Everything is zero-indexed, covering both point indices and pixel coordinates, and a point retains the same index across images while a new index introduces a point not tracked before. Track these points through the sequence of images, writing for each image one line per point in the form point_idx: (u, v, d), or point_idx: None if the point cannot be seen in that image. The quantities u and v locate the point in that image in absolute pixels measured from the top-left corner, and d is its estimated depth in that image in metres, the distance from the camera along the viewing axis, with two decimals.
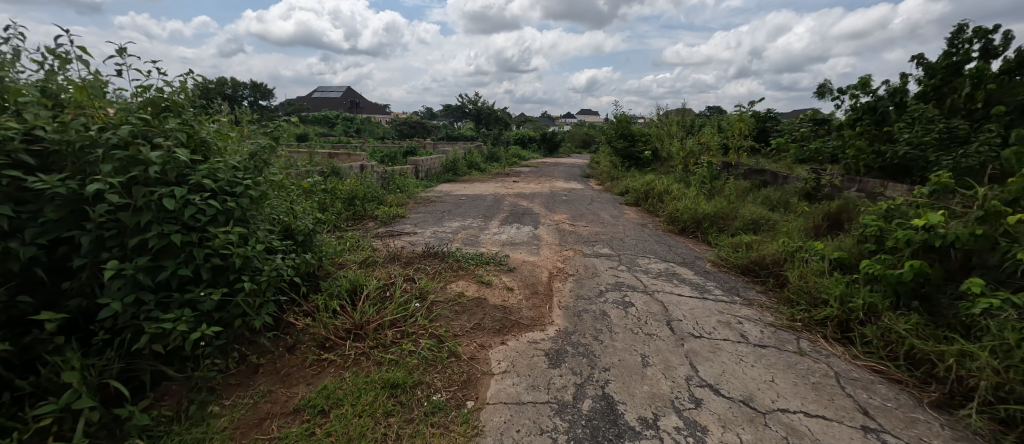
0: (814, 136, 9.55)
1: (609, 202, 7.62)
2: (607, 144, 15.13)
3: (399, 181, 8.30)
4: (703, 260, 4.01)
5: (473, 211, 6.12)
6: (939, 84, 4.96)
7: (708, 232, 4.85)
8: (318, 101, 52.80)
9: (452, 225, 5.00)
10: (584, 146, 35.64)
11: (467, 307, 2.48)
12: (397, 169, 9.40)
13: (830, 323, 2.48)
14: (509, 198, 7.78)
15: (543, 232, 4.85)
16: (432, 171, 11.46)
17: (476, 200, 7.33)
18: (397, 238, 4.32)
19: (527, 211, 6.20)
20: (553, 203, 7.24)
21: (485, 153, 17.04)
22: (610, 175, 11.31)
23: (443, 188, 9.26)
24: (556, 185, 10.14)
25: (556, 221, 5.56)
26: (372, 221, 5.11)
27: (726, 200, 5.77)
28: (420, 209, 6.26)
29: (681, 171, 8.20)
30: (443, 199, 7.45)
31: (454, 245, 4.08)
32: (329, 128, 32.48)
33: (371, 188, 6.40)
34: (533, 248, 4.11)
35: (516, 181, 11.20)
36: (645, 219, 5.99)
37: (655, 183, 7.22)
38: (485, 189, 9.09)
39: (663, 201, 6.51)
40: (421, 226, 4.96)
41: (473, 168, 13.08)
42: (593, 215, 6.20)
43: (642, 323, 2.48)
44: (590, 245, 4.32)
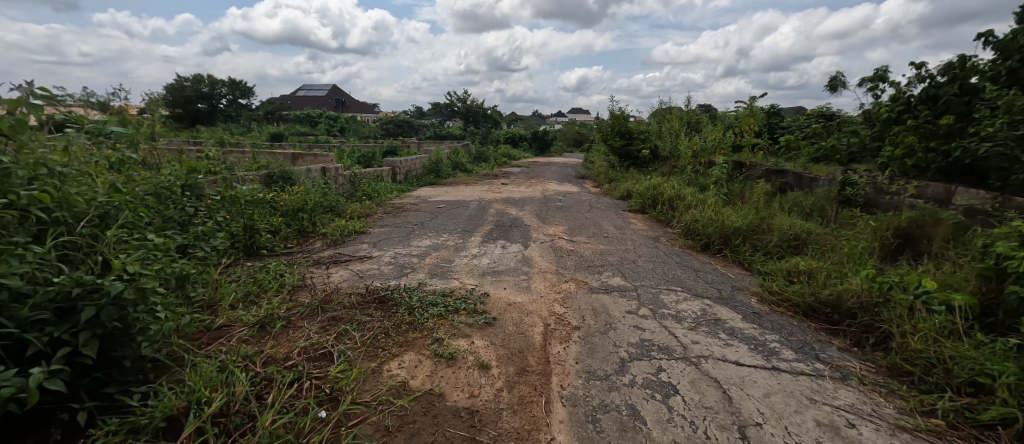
0: (829, 132, 8.73)
1: (610, 209, 6.65)
2: (602, 142, 14.20)
3: (369, 186, 7.24)
4: (746, 294, 3.04)
5: (450, 224, 5.08)
6: (1016, 67, 4.08)
7: (738, 250, 3.92)
8: (301, 100, 51.16)
9: (420, 245, 3.97)
10: (576, 144, 34.81)
11: (408, 416, 1.47)
12: (369, 172, 8.32)
13: (1005, 432, 1.52)
14: (495, 204, 6.77)
15: (534, 253, 3.87)
16: (412, 173, 10.38)
17: (457, 209, 6.28)
18: (343, 267, 3.29)
19: (516, 223, 5.20)
20: (546, 211, 6.23)
21: (472, 153, 15.97)
22: (607, 176, 10.37)
23: (421, 192, 8.20)
24: (548, 188, 9.13)
25: (550, 236, 4.57)
26: (319, 240, 4.08)
27: (751, 208, 4.87)
28: (387, 221, 5.20)
29: (690, 172, 7.28)
30: (418, 206, 6.43)
31: (416, 278, 3.05)
32: (311, 128, 31.13)
33: (328, 197, 5.32)
34: (521, 280, 3.09)
35: (505, 183, 10.21)
36: (655, 231, 5.04)
37: (662, 187, 6.28)
38: (468, 193, 8.09)
39: (674, 208, 5.59)
40: (381, 247, 3.91)
41: (458, 170, 12.03)
42: (594, 226, 5.23)
43: (704, 438, 1.49)
44: (596, 273, 3.32)
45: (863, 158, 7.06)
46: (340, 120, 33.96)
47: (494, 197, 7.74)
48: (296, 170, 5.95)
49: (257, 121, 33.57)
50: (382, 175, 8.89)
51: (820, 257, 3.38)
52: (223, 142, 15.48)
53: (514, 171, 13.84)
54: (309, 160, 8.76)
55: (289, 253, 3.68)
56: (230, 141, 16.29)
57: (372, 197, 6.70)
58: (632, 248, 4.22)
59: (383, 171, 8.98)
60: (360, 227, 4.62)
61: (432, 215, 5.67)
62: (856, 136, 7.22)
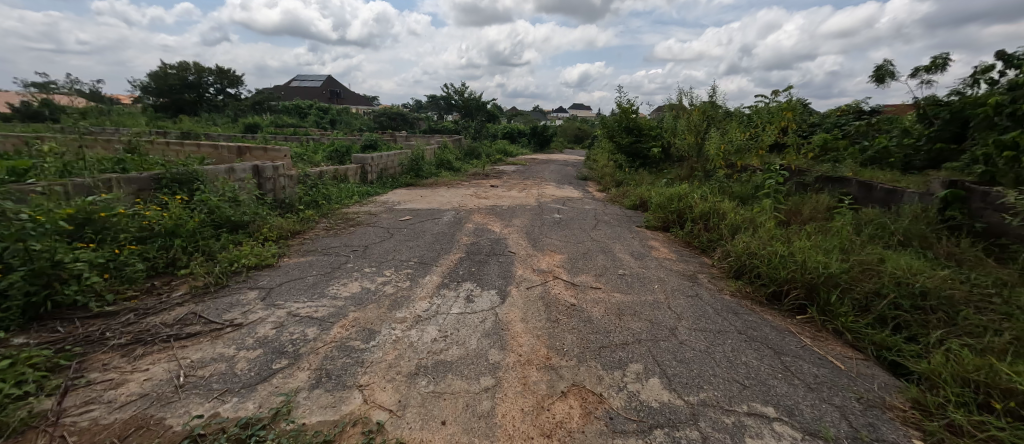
0: (879, 131, 7.32)
1: (622, 225, 5.21)
2: (606, 139, 12.76)
3: (321, 191, 5.81)
4: (902, 427, 1.62)
5: (402, 250, 3.64)
6: None
7: (834, 311, 2.51)
8: (294, 90, 49.50)
9: (336, 298, 2.53)
10: (577, 141, 33.50)
11: None
12: (327, 170, 6.85)
13: None
14: (475, 217, 5.32)
15: (513, 312, 2.45)
16: (386, 172, 8.93)
17: (424, 223, 4.83)
18: (171, 354, 1.86)
19: (496, 249, 3.77)
20: (539, 227, 4.78)
21: (463, 149, 14.50)
22: (614, 178, 8.95)
23: (390, 197, 6.74)
24: (545, 192, 7.69)
25: (541, 274, 3.14)
26: (187, 286, 2.65)
27: (826, 234, 3.46)
28: (316, 244, 3.76)
29: (720, 177, 5.84)
30: (375, 219, 5.01)
31: (281, 390, 1.63)
32: (299, 120, 29.64)
33: (238, 210, 3.86)
34: (479, 394, 1.66)
35: (495, 184, 8.78)
36: (688, 265, 3.63)
37: (691, 198, 4.84)
38: (447, 199, 6.67)
39: (712, 230, 4.15)
40: (273, 300, 2.48)
41: (443, 168, 10.58)
42: (603, 255, 3.81)
43: None
44: (616, 370, 1.90)
45: (925, 161, 5.59)
46: (331, 111, 32.43)
47: (477, 205, 6.29)
48: (207, 171, 4.47)
49: (244, 112, 32.04)
50: (346, 175, 7.43)
51: (998, 345, 1.97)
52: (190, 134, 13.99)
53: (507, 169, 12.37)
54: (258, 156, 7.29)
55: (113, 315, 2.26)
56: (200, 133, 14.82)
57: (318, 206, 5.25)
58: (665, 300, 2.79)
59: (347, 169, 7.52)
60: (267, 258, 3.18)
61: (385, 234, 4.23)
62: (916, 134, 5.75)
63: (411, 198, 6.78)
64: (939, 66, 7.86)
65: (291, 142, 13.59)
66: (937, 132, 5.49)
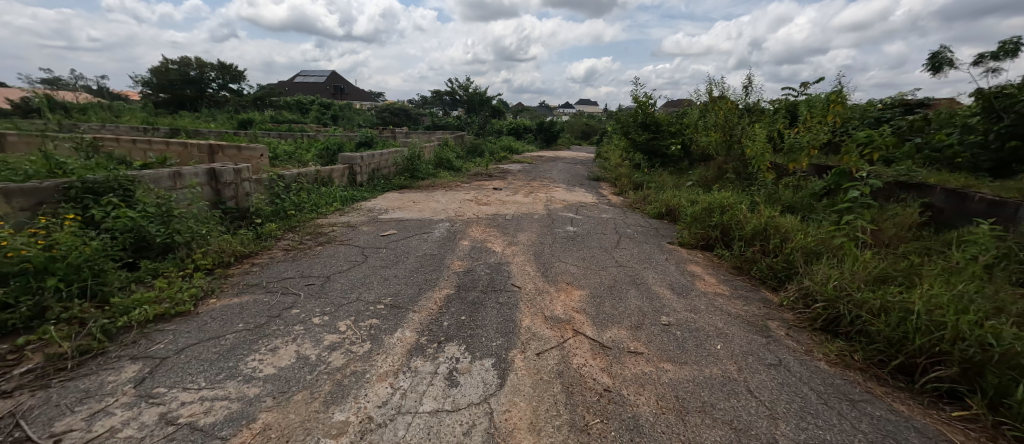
0: None
1: (651, 241, 4.31)
2: (620, 136, 11.84)
3: (292, 200, 4.95)
4: None
5: (372, 284, 2.78)
6: None
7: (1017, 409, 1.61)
8: (298, 86, 48.90)
9: (250, 382, 1.68)
10: (584, 137, 32.50)
11: None
12: (306, 172, 6.01)
13: None
14: (472, 230, 4.43)
15: (517, 412, 1.57)
16: (378, 173, 8.08)
17: (410, 240, 3.95)
18: None
19: (494, 282, 2.90)
20: (550, 246, 3.89)
21: (465, 147, 13.60)
22: (631, 179, 8.04)
23: (378, 203, 5.91)
24: (555, 197, 6.82)
25: (555, 328, 2.27)
26: (40, 355, 1.81)
27: (944, 268, 2.54)
28: (264, 275, 2.92)
29: (765, 182, 4.90)
30: (352, 234, 4.17)
31: None
32: (301, 116, 28.94)
33: (164, 230, 3.02)
34: None
35: (499, 186, 7.92)
36: (750, 307, 2.73)
37: (738, 210, 3.93)
38: (443, 206, 5.82)
39: (774, 255, 3.24)
40: (154, 387, 1.64)
41: (442, 168, 9.71)
42: (636, 289, 2.92)
43: None
44: None
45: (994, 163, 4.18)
46: (333, 107, 31.69)
47: (475, 213, 5.41)
48: (142, 177, 3.64)
49: (245, 108, 31.44)
50: (331, 176, 6.59)
51: None
52: (180, 131, 13.30)
53: (512, 169, 11.47)
54: (231, 156, 6.48)
55: None
56: (192, 130, 14.14)
57: (285, 219, 4.40)
58: (740, 375, 1.91)
59: (332, 170, 6.67)
60: (183, 302, 2.34)
61: (359, 257, 3.37)
62: (980, 128, 4.34)
63: (400, 205, 5.89)
64: (1011, 51, 6.75)
65: (284, 139, 12.83)
66: (1010, 127, 4.08)
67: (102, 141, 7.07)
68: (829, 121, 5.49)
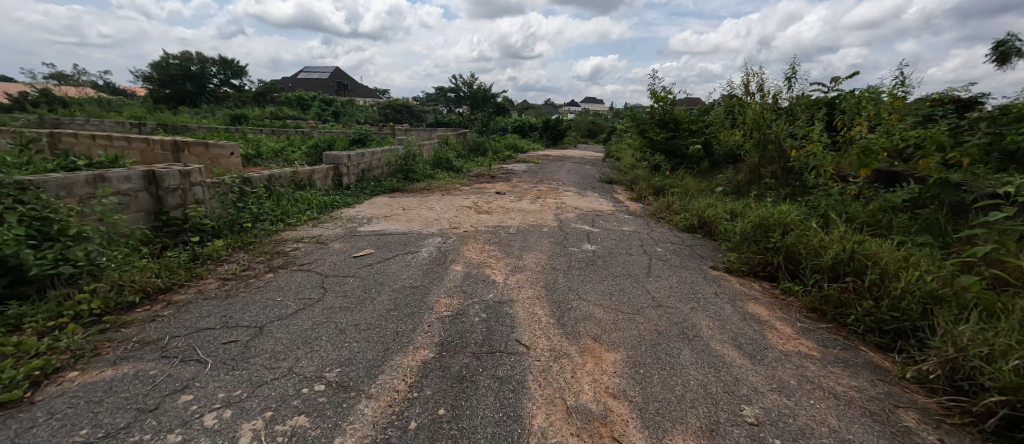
0: None
1: (691, 266, 3.45)
2: (634, 135, 10.96)
3: (255, 209, 4.15)
4: None
5: (319, 342, 1.96)
6: None
7: None
8: (300, 82, 48.31)
9: None
10: (591, 136, 31.56)
11: None
12: (280, 173, 5.21)
13: None
14: (468, 249, 3.61)
15: None
16: (367, 174, 7.28)
17: (388, 264, 3.11)
18: None
19: (492, 339, 2.07)
20: (565, 274, 3.06)
21: (467, 145, 12.77)
22: (650, 183, 7.18)
23: (362, 211, 5.11)
24: (566, 203, 5.98)
25: (585, 436, 1.43)
26: None
27: None
28: (174, 324, 2.10)
29: (826, 190, 4.03)
30: (319, 254, 3.36)
31: None
32: (301, 112, 28.26)
33: (45, 257, 2.22)
34: None
35: (502, 190, 7.10)
36: (864, 383, 1.89)
37: (808, 230, 3.07)
38: (437, 214, 5.01)
39: (873, 298, 2.39)
40: None
41: (440, 169, 8.91)
42: (691, 349, 2.08)
43: None
44: None
45: None
46: (334, 104, 30.99)
47: (473, 224, 4.58)
48: (45, 183, 2.84)
49: (245, 103, 30.84)
50: (312, 177, 5.81)
51: None
52: (168, 127, 12.60)
53: (516, 169, 10.62)
54: (198, 154, 5.70)
55: None
56: (181, 126, 13.47)
57: (240, 234, 3.60)
58: None
59: (313, 170, 5.88)
60: (17, 381, 1.54)
61: (316, 291, 2.55)
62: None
63: (387, 212, 5.07)
64: None
65: (275, 136, 12.08)
66: None
67: (58, 136, 6.32)
68: (896, 118, 4.61)
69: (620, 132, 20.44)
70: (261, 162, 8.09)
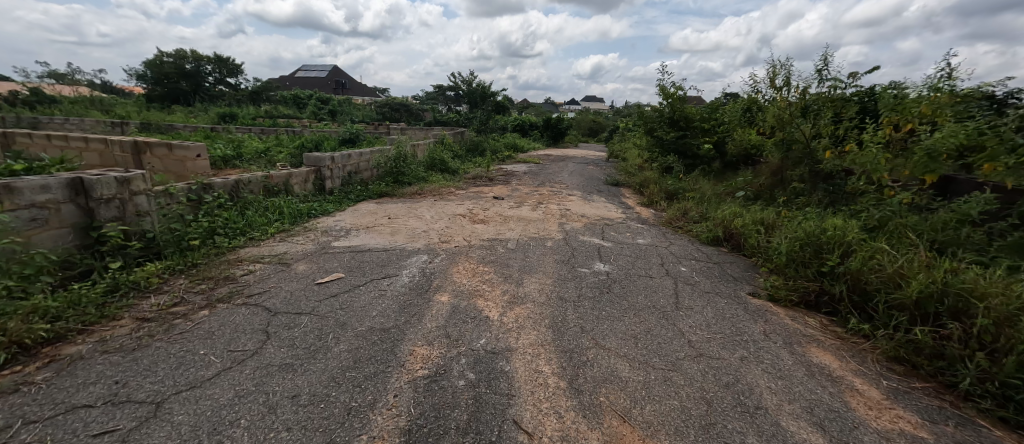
0: None
1: (726, 292, 2.87)
2: (642, 134, 10.36)
3: (211, 221, 3.57)
4: None
5: (231, 433, 1.37)
6: None
7: None
8: (298, 81, 47.73)
9: None
10: (593, 135, 30.96)
11: None
12: (250, 177, 4.64)
13: None
14: (457, 272, 3.02)
15: None
16: (354, 177, 6.70)
17: (357, 295, 2.52)
18: None
19: (480, 422, 1.48)
20: (575, 307, 2.47)
21: (465, 145, 12.18)
22: (661, 187, 6.60)
23: (341, 221, 4.52)
24: (571, 210, 5.39)
25: None
26: None
27: None
28: (40, 399, 1.52)
29: (878, 199, 3.44)
30: (276, 279, 2.77)
31: None
32: (296, 111, 27.68)
33: None
34: None
35: (501, 195, 6.51)
36: None
37: (874, 252, 2.49)
38: (426, 225, 4.41)
39: (985, 351, 1.80)
40: None
41: (435, 170, 8.32)
42: (757, 433, 1.49)
43: None
44: None
45: None
46: (330, 102, 30.40)
47: (466, 237, 3.99)
48: None
49: (239, 102, 30.25)
50: (290, 182, 5.24)
51: None
52: (152, 127, 12.06)
53: (517, 171, 10.04)
54: (162, 156, 5.14)
55: None
56: (167, 125, 12.91)
57: (185, 254, 3.01)
58: None
59: (291, 174, 5.30)
60: None
61: (254, 339, 1.96)
62: None
63: (369, 222, 4.49)
64: None
65: (263, 136, 11.50)
66: None
67: (13, 137, 5.76)
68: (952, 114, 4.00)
69: (623, 131, 19.81)
70: (241, 163, 7.51)
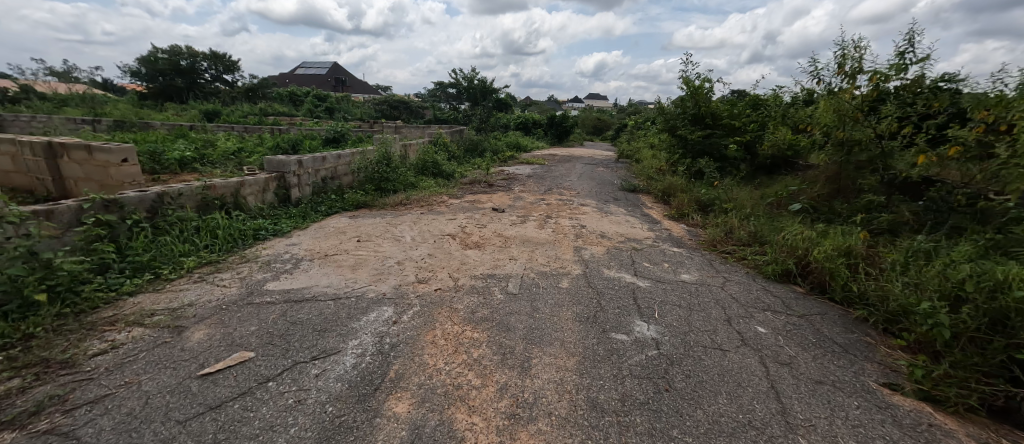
0: None
1: (845, 382, 1.85)
2: (659, 132, 9.32)
3: (97, 255, 2.57)
4: None
5: None
6: None
7: None
8: (297, 78, 46.89)
9: None
10: (597, 133, 29.95)
11: None
12: (180, 189, 3.63)
13: None
14: (431, 343, 2.00)
15: None
16: (329, 184, 5.70)
17: (253, 406, 1.51)
18: None
19: None
20: (621, 433, 1.45)
21: (463, 144, 11.15)
22: (691, 196, 5.57)
23: (294, 246, 3.51)
24: (588, 228, 4.37)
25: None
26: None
27: None
28: None
29: None
30: (142, 364, 1.76)
31: None
32: (291, 108, 26.73)
33: None
34: None
35: (501, 205, 5.51)
36: None
37: None
38: (402, 251, 3.40)
39: None
40: None
41: (427, 174, 7.34)
42: None
43: None
44: None
45: None
46: (327, 99, 29.42)
47: (453, 272, 2.97)
48: None
49: (234, 99, 29.34)
50: (241, 192, 4.25)
51: None
52: (126, 125, 11.14)
53: (520, 174, 9.02)
54: (81, 161, 4.17)
55: None
56: (144, 123, 11.99)
57: (26, 315, 2.03)
58: None
59: (242, 182, 4.31)
60: None
61: None
62: None
63: (328, 248, 3.48)
64: None
65: (243, 134, 10.53)
66: None
67: None
68: None
69: (631, 129, 18.69)
70: (203, 166, 6.54)
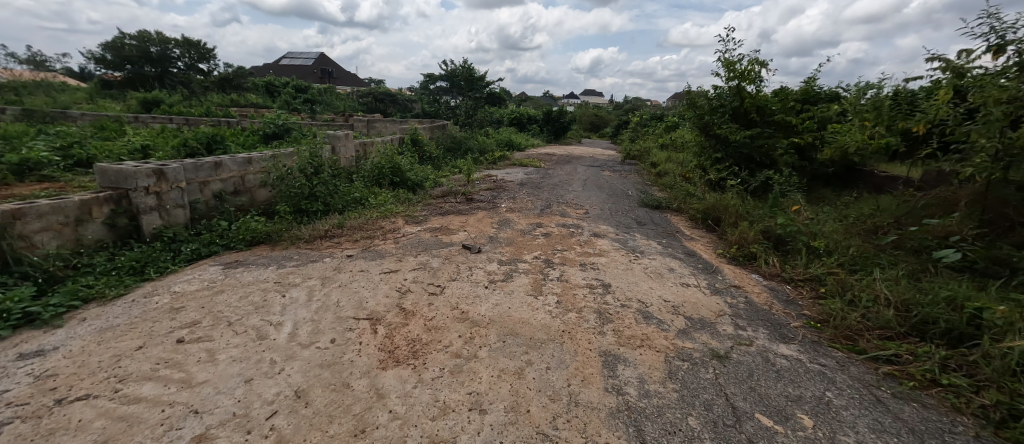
0: None
1: None
2: (683, 129, 7.56)
3: None
4: None
5: None
6: None
7: None
8: (281, 69, 44.57)
9: None
10: (595, 130, 28.28)
11: None
12: None
13: None
14: None
15: None
16: (223, 204, 3.86)
17: None
18: None
19: None
20: None
21: (443, 143, 9.34)
22: (754, 226, 3.83)
23: (28, 363, 1.70)
24: (616, 294, 2.60)
25: None
26: None
27: None
28: None
29: None
30: None
31: None
32: (267, 99, 24.65)
33: None
34: None
35: (477, 237, 3.73)
36: None
37: None
38: (243, 382, 1.59)
39: None
40: None
41: (386, 184, 5.53)
42: None
43: None
44: None
45: None
46: (306, 90, 27.35)
47: None
48: None
49: (205, 89, 27.16)
50: (11, 231, 2.44)
51: None
52: (34, 115, 9.17)
53: (510, 180, 7.25)
54: None
55: None
56: (63, 113, 10.01)
57: None
58: None
59: (18, 211, 2.50)
60: None
61: None
62: None
63: (92, 370, 1.67)
64: None
65: (170, 128, 8.59)
66: None
67: None
68: None
69: (634, 126, 16.87)
70: (63, 173, 4.65)
